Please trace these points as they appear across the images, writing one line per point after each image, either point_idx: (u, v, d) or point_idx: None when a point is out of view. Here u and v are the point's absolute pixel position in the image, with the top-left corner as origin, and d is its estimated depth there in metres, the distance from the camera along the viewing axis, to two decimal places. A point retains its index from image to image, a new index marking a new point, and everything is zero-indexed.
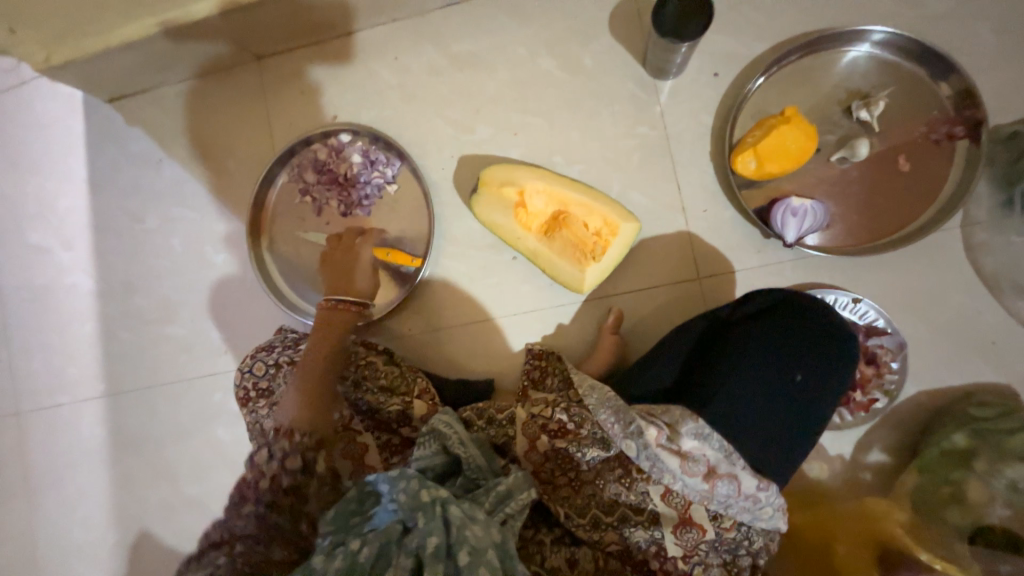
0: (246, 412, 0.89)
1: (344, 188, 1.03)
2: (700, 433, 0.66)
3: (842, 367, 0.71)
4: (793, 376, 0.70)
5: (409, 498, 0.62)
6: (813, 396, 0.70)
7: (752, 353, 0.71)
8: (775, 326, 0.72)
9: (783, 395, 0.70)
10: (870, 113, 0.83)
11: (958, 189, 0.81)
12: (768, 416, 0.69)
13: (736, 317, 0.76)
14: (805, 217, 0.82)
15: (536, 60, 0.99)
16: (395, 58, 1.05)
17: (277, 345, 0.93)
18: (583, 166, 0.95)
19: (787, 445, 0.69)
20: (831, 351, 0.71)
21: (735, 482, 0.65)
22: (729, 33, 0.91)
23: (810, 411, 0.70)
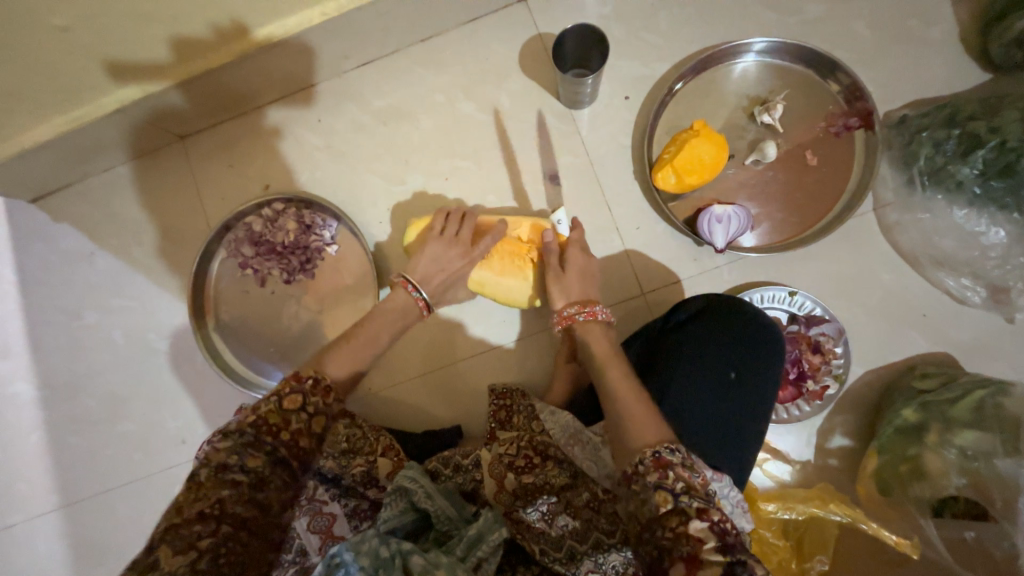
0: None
1: (284, 256, 1.02)
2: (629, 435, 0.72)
3: (771, 360, 0.68)
4: (728, 374, 0.67)
5: (372, 560, 0.58)
6: (749, 395, 0.67)
7: (686, 358, 0.68)
8: (697, 327, 0.70)
9: (723, 395, 0.66)
10: (771, 116, 0.87)
11: (864, 175, 0.85)
12: (709, 422, 0.65)
13: (671, 324, 0.73)
14: (730, 222, 0.85)
15: (456, 105, 1.01)
16: (319, 120, 1.06)
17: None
18: (516, 201, 0.97)
19: (734, 448, 0.65)
20: (756, 348, 0.68)
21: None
22: (632, 58, 0.95)
23: (751, 409, 0.67)
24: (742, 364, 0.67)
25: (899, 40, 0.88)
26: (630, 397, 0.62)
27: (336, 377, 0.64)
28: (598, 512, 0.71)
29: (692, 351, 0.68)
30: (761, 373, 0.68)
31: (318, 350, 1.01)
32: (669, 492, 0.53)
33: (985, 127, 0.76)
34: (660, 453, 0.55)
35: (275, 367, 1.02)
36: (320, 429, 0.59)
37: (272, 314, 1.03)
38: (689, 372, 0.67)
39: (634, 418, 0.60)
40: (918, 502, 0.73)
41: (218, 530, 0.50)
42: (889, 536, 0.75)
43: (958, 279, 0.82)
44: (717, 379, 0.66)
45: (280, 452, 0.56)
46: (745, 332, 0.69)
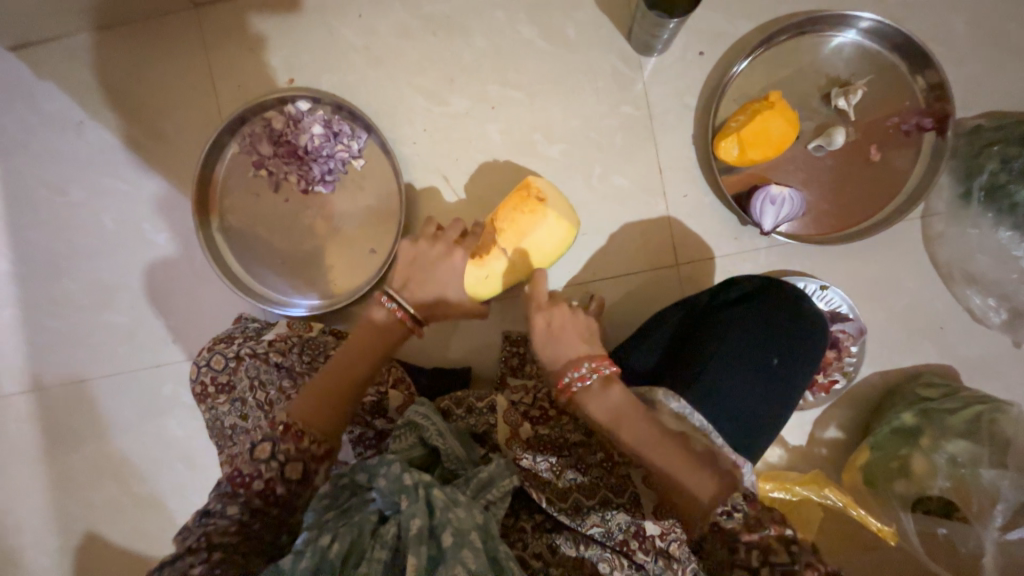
0: (203, 410, 0.81)
1: (303, 162, 0.94)
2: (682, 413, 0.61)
3: (812, 353, 0.68)
4: (770, 359, 0.66)
5: (390, 483, 0.60)
6: (787, 383, 0.66)
7: (730, 333, 0.68)
8: (741, 312, 0.69)
9: (761, 378, 0.65)
10: (848, 101, 0.83)
11: (923, 180, 0.83)
12: (742, 399, 0.65)
13: (717, 303, 0.73)
14: (784, 205, 0.82)
15: (515, 28, 0.92)
16: (358, 15, 0.94)
17: (236, 336, 0.84)
18: (564, 146, 0.91)
19: (759, 427, 0.65)
20: (799, 340, 0.68)
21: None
22: (715, 11, 0.88)
23: (785, 397, 0.66)
24: (781, 351, 0.67)
25: (993, 44, 0.84)
26: (666, 460, 0.57)
27: (311, 423, 0.64)
28: (609, 471, 0.72)
29: (738, 332, 0.67)
30: (802, 360, 0.67)
31: (329, 269, 0.95)
32: (745, 567, 0.49)
33: None
34: (718, 523, 0.53)
35: (282, 280, 0.96)
36: (295, 475, 0.61)
37: (282, 223, 0.96)
38: (731, 348, 0.66)
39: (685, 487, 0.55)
40: (902, 499, 0.77)
41: (209, 560, 0.53)
42: (873, 523, 0.78)
43: (984, 299, 0.84)
44: (757, 362, 0.66)
45: (254, 500, 0.59)
46: (791, 322, 0.68)
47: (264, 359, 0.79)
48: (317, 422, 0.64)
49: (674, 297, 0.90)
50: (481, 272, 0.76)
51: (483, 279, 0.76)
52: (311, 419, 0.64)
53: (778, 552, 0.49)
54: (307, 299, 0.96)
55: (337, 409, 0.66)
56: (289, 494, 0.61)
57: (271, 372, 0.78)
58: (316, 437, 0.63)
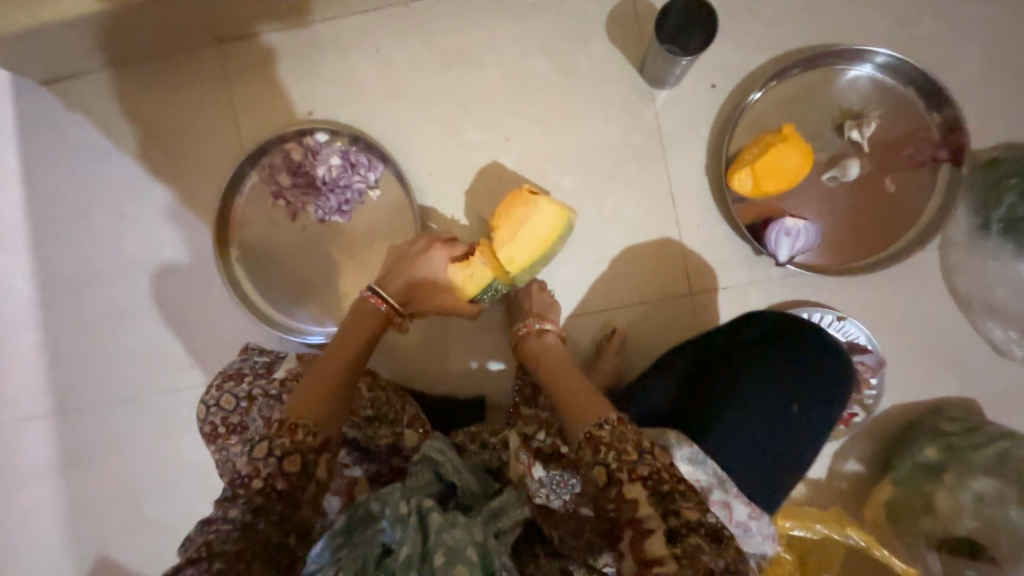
0: (216, 451, 0.79)
1: (321, 192, 0.96)
2: (694, 458, 0.61)
3: (834, 398, 0.67)
4: (788, 408, 0.66)
5: (391, 512, 0.61)
6: (804, 431, 0.66)
7: (743, 382, 0.67)
8: (759, 354, 0.68)
9: (778, 426, 0.66)
10: (861, 133, 0.83)
11: (939, 211, 0.83)
12: (745, 457, 0.64)
13: (734, 341, 0.72)
14: (798, 237, 0.82)
15: (528, 61, 0.94)
16: (376, 50, 0.97)
17: (247, 372, 0.81)
18: (576, 176, 0.92)
19: (772, 470, 0.65)
20: (819, 388, 0.67)
21: (729, 509, 0.61)
22: (727, 45, 0.89)
23: (801, 446, 0.66)
24: (800, 398, 0.66)
25: (1005, 77, 0.84)
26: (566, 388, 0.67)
27: (305, 413, 0.64)
28: None
29: (756, 377, 0.67)
30: (817, 411, 0.66)
31: (346, 298, 0.96)
32: (603, 466, 0.56)
33: None
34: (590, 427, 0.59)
35: (299, 308, 0.97)
36: (293, 467, 0.61)
37: (299, 251, 0.97)
38: (746, 400, 0.65)
39: (574, 405, 0.63)
40: (926, 536, 0.77)
41: (209, 570, 0.54)
42: (897, 564, 0.76)
43: (1005, 331, 0.83)
44: (773, 410, 0.66)
45: (254, 499, 0.59)
46: (810, 370, 0.67)
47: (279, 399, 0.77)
48: (310, 412, 0.64)
49: (688, 327, 0.90)
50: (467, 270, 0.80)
51: (468, 283, 0.80)
52: (304, 411, 0.63)
53: (631, 453, 0.55)
54: (324, 327, 0.96)
55: (330, 400, 0.66)
56: (287, 492, 0.60)
57: None
58: (310, 427, 0.63)
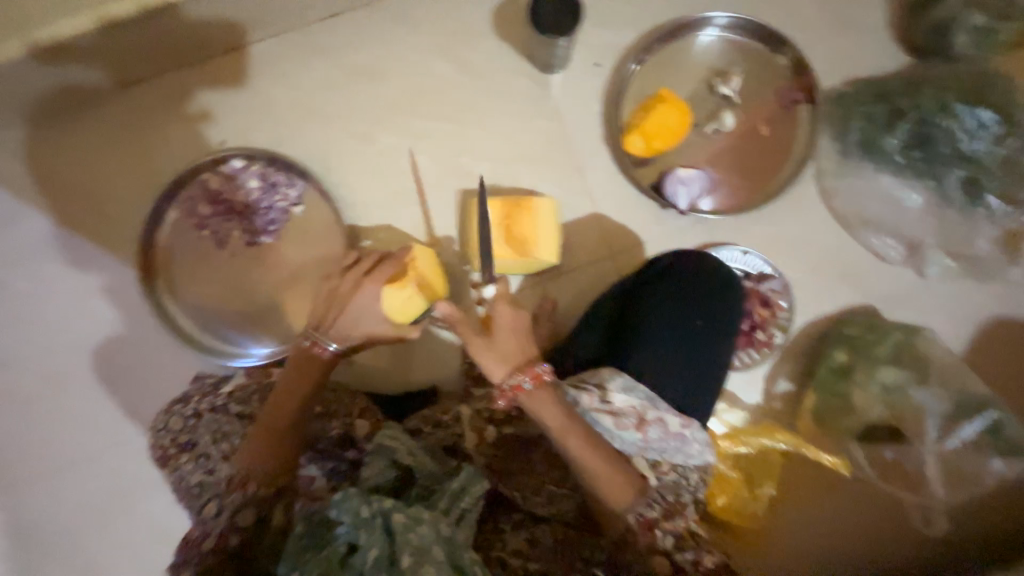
0: (167, 473, 0.76)
1: (245, 216, 0.97)
2: (628, 387, 0.66)
3: (734, 308, 0.72)
4: (694, 322, 0.70)
5: (353, 517, 0.59)
6: (714, 341, 0.71)
7: (651, 313, 0.71)
8: (656, 283, 0.73)
9: (687, 343, 0.70)
10: (729, 88, 0.94)
11: (806, 145, 0.94)
12: (675, 382, 0.69)
13: (641, 279, 0.75)
14: (693, 184, 0.93)
15: (426, 65, 1.00)
16: (280, 75, 1.00)
17: (193, 394, 0.81)
18: (489, 164, 0.98)
19: (695, 382, 0.70)
20: (716, 301, 0.72)
21: (663, 425, 0.65)
22: (601, 27, 0.98)
23: (715, 357, 0.71)
24: (700, 312, 0.71)
25: (838, 23, 0.97)
26: (593, 469, 0.63)
27: (253, 469, 0.70)
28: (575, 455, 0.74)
29: (661, 304, 0.71)
30: (720, 324, 0.71)
31: (288, 315, 0.98)
32: (661, 553, 0.66)
33: (909, 103, 0.87)
34: (644, 517, 0.65)
35: (239, 333, 0.97)
36: (247, 519, 0.68)
37: (232, 277, 0.98)
38: (653, 330, 0.70)
39: (607, 488, 0.63)
40: (850, 432, 0.83)
41: None
42: (825, 458, 0.85)
43: (881, 238, 0.93)
44: (681, 326, 0.70)
45: (212, 552, 0.66)
46: (705, 287, 0.72)
47: (225, 412, 0.76)
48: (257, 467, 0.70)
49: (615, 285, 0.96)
50: (402, 293, 0.79)
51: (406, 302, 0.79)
52: (251, 470, 0.69)
53: (687, 540, 0.68)
54: (267, 348, 0.97)
55: (277, 453, 0.71)
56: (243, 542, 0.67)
57: (235, 422, 0.75)
58: (259, 484, 0.69)
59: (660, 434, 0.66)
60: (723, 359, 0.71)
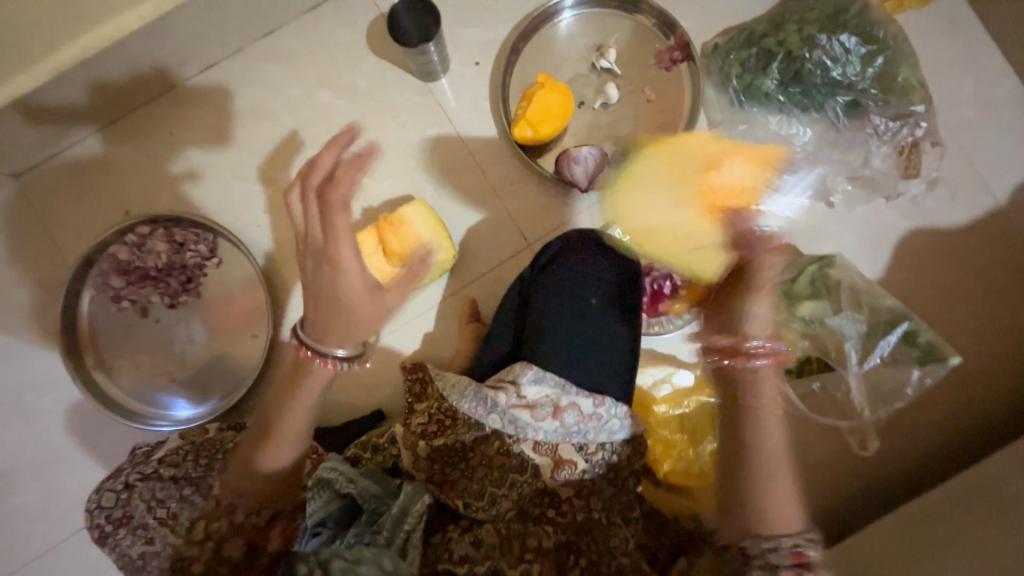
0: (107, 551, 0.73)
1: (161, 280, 0.97)
2: (539, 377, 0.71)
3: (623, 282, 0.80)
4: (589, 299, 0.77)
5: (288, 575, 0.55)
6: (609, 312, 0.77)
7: (543, 305, 0.78)
8: (551, 268, 0.81)
9: (584, 318, 0.76)
10: (608, 60, 0.95)
11: (693, 103, 0.96)
12: (580, 363, 0.73)
13: (537, 270, 0.84)
14: (586, 162, 0.91)
15: (312, 96, 1.00)
16: (170, 134, 1.00)
17: (126, 466, 0.81)
18: (393, 180, 0.99)
19: (598, 356, 0.74)
20: (609, 276, 0.80)
21: (578, 408, 0.70)
22: (474, 25, 0.99)
23: (615, 326, 0.77)
24: (595, 288, 0.78)
25: None
26: (758, 477, 0.70)
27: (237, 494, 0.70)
28: (508, 455, 0.72)
29: (556, 285, 0.79)
30: (613, 297, 0.78)
31: (223, 367, 0.98)
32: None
33: (774, 42, 0.89)
34: (796, 545, 0.66)
35: (179, 395, 0.97)
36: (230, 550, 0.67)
37: (162, 341, 0.98)
38: (548, 312, 0.77)
39: (793, 499, 0.68)
40: (780, 371, 0.82)
41: None
42: None
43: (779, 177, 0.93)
44: (577, 303, 0.77)
45: None
46: (595, 266, 0.80)
47: (157, 478, 0.76)
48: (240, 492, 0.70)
49: None
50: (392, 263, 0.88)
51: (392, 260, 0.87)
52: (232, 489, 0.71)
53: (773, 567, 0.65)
54: (209, 403, 0.97)
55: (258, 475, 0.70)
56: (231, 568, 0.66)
57: (167, 486, 0.75)
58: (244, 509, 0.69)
59: (576, 417, 0.70)
60: (625, 330, 0.77)
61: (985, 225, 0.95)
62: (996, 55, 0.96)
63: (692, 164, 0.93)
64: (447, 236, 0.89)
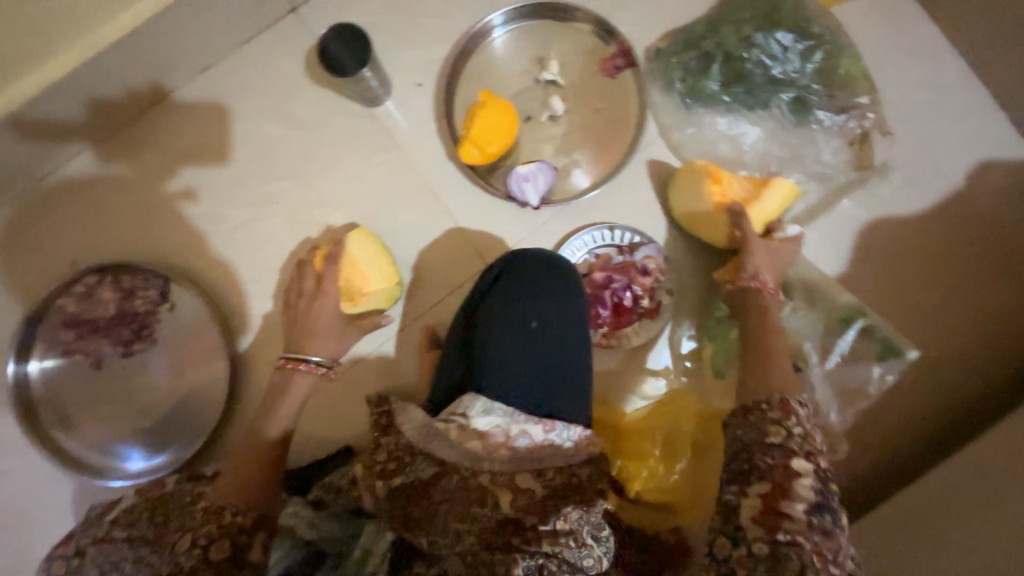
0: None
1: (112, 329, 0.94)
2: (488, 407, 0.73)
3: (564, 300, 0.83)
4: (528, 323, 0.82)
5: None
6: (547, 332, 0.82)
7: (493, 331, 0.81)
8: (492, 297, 0.83)
9: (525, 343, 0.80)
10: (551, 73, 0.95)
11: (641, 108, 0.94)
12: (522, 384, 0.78)
13: (478, 296, 0.86)
14: (537, 178, 0.90)
15: (255, 130, 0.98)
16: (113, 179, 0.98)
17: (76, 530, 0.69)
18: (344, 209, 0.97)
19: (540, 376, 0.80)
20: (546, 296, 0.83)
21: (528, 435, 0.72)
22: (414, 47, 0.97)
23: (554, 347, 0.82)
24: (533, 312, 0.82)
25: None
26: (763, 367, 0.68)
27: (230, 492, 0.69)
28: (468, 490, 0.67)
29: (496, 311, 0.82)
30: (549, 318, 0.82)
31: (182, 414, 0.95)
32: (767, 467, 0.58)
33: (713, 44, 0.89)
34: (785, 398, 0.62)
35: (139, 447, 0.94)
36: (218, 553, 0.63)
37: (117, 393, 0.95)
38: (491, 341, 0.80)
39: (787, 384, 0.66)
40: None
41: None
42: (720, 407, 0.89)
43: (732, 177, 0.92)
44: (518, 329, 0.81)
45: None
46: (535, 291, 0.83)
47: (110, 540, 0.67)
48: (239, 495, 0.69)
49: None
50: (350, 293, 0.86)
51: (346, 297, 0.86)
52: (232, 490, 0.69)
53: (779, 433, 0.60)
54: (171, 453, 0.94)
55: (258, 478, 0.73)
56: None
57: (122, 549, 0.66)
58: (238, 507, 0.67)
59: (528, 444, 0.71)
60: (564, 351, 0.82)
61: (944, 208, 0.94)
62: (939, 38, 0.95)
63: (704, 184, 0.85)
64: (394, 265, 0.88)
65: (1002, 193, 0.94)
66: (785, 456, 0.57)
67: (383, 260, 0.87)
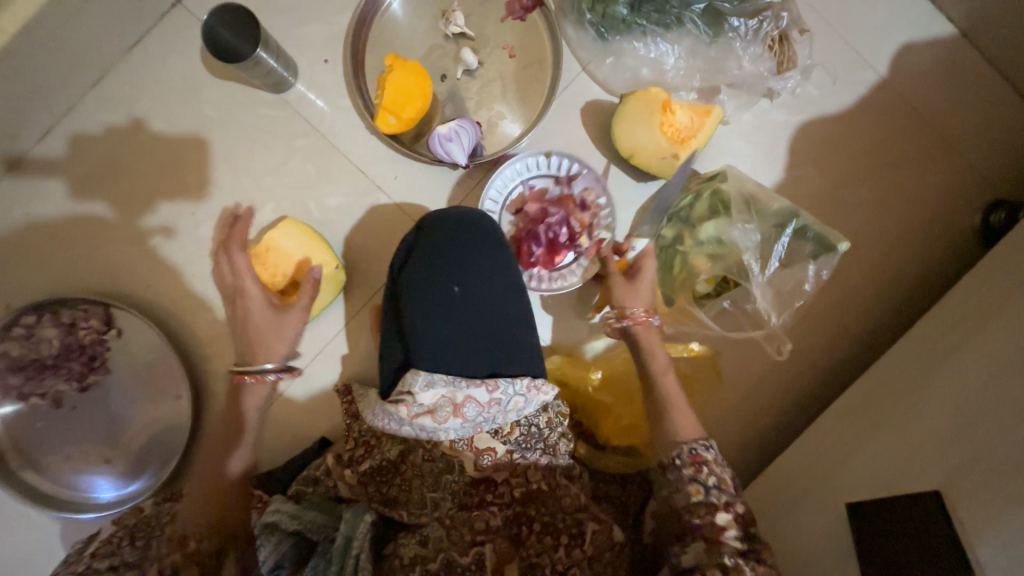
0: None
1: (61, 366, 0.92)
2: (429, 381, 0.70)
3: (491, 256, 0.80)
4: (452, 289, 0.77)
5: None
6: (474, 293, 0.77)
7: (417, 307, 0.76)
8: (414, 265, 0.77)
9: (453, 308, 0.76)
10: (458, 25, 0.89)
11: (555, 47, 0.91)
12: (460, 350, 0.74)
13: (397, 268, 0.80)
14: (460, 135, 0.87)
15: (166, 137, 0.94)
16: (25, 213, 0.94)
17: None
18: (274, 203, 0.94)
19: (476, 339, 0.75)
20: (474, 255, 0.79)
21: (475, 401, 0.69)
22: (311, 21, 0.93)
23: (486, 306, 0.77)
24: (456, 275, 0.77)
25: None
26: (663, 422, 0.74)
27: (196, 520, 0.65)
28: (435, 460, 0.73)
29: (422, 280, 0.77)
30: (474, 279, 0.78)
31: (154, 436, 0.94)
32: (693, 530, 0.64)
33: None
34: (694, 450, 0.69)
35: (118, 474, 0.94)
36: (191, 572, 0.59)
37: (83, 427, 0.94)
38: (418, 310, 0.75)
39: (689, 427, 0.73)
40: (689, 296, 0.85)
41: None
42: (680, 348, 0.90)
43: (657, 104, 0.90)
44: (448, 293, 0.76)
45: None
46: (460, 252, 0.78)
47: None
48: (207, 519, 0.65)
49: None
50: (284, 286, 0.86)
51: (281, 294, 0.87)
52: (200, 515, 0.66)
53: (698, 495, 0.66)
54: (151, 474, 0.94)
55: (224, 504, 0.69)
56: None
57: None
58: (204, 533, 0.63)
59: (477, 409, 0.69)
60: (499, 305, 0.78)
61: (873, 100, 0.93)
62: None
63: (653, 116, 0.83)
64: (326, 246, 0.86)
65: (927, 76, 0.93)
66: (710, 513, 0.64)
67: (310, 245, 0.85)
